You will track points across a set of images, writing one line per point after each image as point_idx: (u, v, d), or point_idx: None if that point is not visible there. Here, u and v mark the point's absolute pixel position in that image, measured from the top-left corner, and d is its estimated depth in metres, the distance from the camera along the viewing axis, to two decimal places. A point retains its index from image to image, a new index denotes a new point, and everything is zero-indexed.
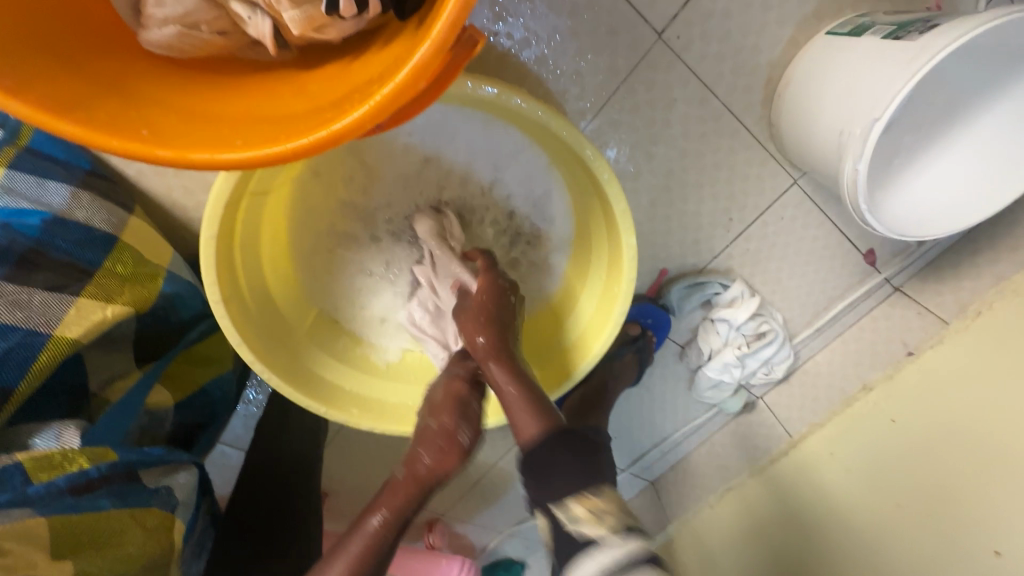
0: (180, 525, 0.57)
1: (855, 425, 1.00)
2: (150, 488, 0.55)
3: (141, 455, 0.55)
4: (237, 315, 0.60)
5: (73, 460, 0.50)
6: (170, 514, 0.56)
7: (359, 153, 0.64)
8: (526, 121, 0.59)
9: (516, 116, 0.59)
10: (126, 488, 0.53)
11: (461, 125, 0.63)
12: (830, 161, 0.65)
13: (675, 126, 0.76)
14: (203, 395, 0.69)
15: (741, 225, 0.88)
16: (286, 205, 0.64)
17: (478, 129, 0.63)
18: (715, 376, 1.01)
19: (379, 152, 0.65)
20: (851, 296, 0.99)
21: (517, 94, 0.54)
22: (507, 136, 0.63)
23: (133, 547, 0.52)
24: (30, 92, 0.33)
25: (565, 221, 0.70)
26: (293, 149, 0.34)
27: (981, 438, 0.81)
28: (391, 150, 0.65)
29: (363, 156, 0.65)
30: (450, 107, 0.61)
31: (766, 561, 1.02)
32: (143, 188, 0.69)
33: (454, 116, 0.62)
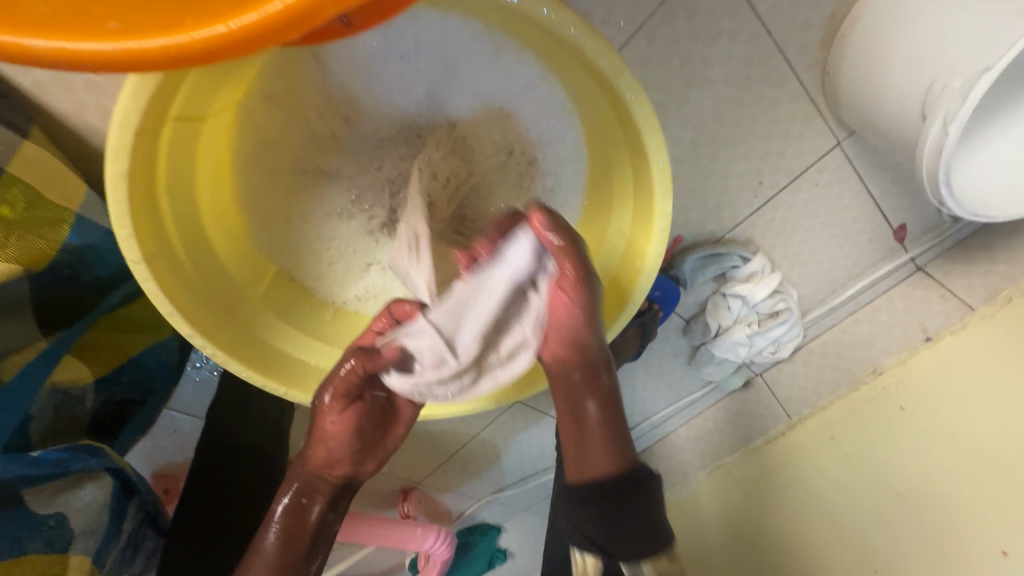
0: (81, 560, 0.44)
1: (860, 409, 0.95)
2: (35, 519, 0.41)
3: (31, 468, 0.41)
4: (167, 277, 0.47)
5: None
6: (61, 549, 0.42)
7: (326, 74, 0.50)
8: (547, 41, 0.45)
9: (534, 32, 0.45)
10: (0, 519, 0.39)
11: (461, 44, 0.48)
12: (908, 118, 0.54)
13: (714, 68, 0.63)
14: (135, 368, 0.58)
15: (771, 191, 0.77)
16: (230, 136, 0.50)
17: (482, 53, 0.49)
18: (720, 354, 0.94)
19: (355, 76, 0.50)
20: (872, 275, 0.91)
21: (547, 4, 0.41)
22: (519, 64, 0.49)
23: None
24: None
25: (580, 173, 0.57)
26: (206, 41, 0.21)
27: (997, 435, 0.76)
28: (371, 74, 0.50)
29: (333, 79, 0.50)
30: (445, 18, 0.46)
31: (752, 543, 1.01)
32: (45, 106, 0.54)
33: (453, 32, 0.48)
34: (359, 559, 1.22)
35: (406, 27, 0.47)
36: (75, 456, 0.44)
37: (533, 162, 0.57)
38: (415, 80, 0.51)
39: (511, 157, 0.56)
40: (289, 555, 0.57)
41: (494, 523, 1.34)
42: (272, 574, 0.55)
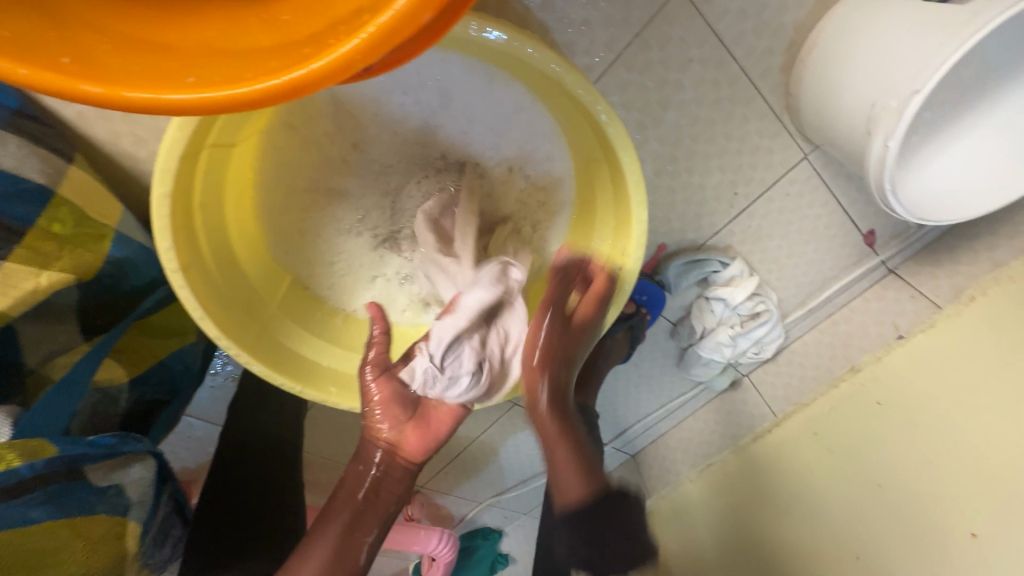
0: (135, 526, 0.50)
1: (839, 405, 1.00)
2: (98, 488, 0.47)
3: (88, 447, 0.47)
4: (199, 285, 0.53)
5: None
6: (120, 516, 0.49)
7: (340, 105, 0.56)
8: (532, 73, 0.52)
9: (523, 68, 0.52)
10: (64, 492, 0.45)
11: (459, 77, 0.55)
12: (858, 134, 0.61)
13: (687, 91, 0.70)
14: (163, 369, 0.63)
15: (745, 201, 0.84)
16: (255, 159, 0.56)
17: (477, 84, 0.56)
18: (706, 355, 0.99)
19: (365, 106, 0.57)
20: (846, 277, 0.97)
21: (531, 43, 0.47)
22: (510, 93, 0.56)
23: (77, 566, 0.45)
24: None
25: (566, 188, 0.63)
26: (261, 92, 0.27)
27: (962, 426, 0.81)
28: (379, 103, 0.57)
29: (345, 109, 0.57)
30: (445, 55, 0.53)
31: (739, 538, 1.06)
32: (86, 135, 0.60)
33: (452, 68, 0.54)
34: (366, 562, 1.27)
35: (409, 64, 0.54)
36: (122, 440, 0.51)
37: (524, 178, 0.63)
38: (417, 112, 0.58)
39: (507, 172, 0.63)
40: (352, 513, 0.63)
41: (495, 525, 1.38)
42: (342, 533, 0.61)
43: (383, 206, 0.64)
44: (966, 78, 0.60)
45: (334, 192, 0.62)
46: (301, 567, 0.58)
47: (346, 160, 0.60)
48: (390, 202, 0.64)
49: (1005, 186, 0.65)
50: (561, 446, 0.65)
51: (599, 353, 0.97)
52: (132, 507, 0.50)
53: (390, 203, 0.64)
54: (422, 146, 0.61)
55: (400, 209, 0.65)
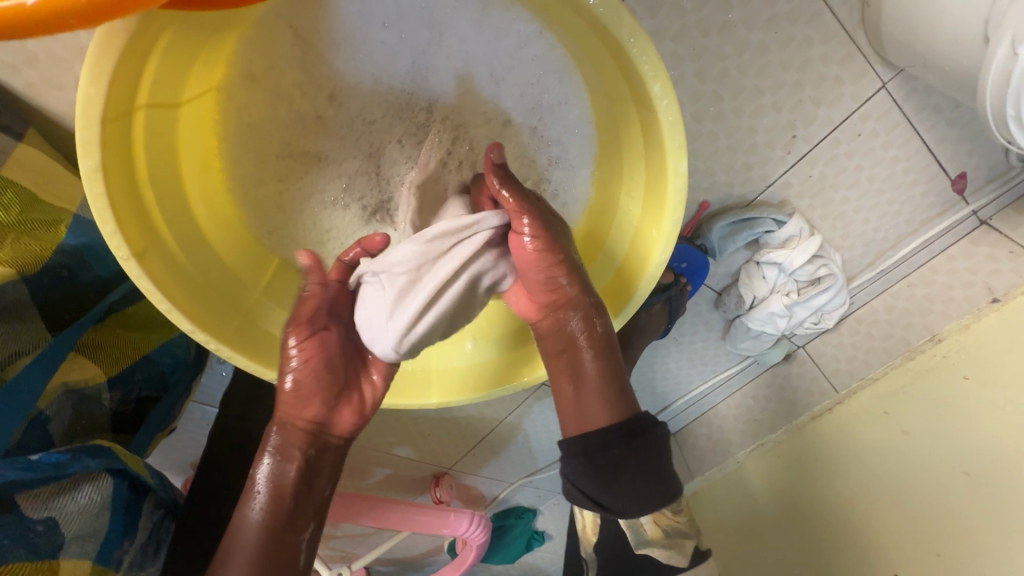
0: (77, 565, 0.41)
1: (916, 381, 0.87)
2: (29, 520, 0.39)
3: (24, 470, 0.40)
4: (160, 272, 0.45)
5: None
6: (50, 558, 0.39)
7: (306, 49, 0.47)
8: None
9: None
10: None
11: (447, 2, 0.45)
12: (963, 45, 0.47)
13: (734, 8, 0.57)
14: (150, 365, 0.58)
15: (806, 145, 0.70)
16: (213, 121, 0.47)
17: (468, 11, 0.46)
18: (756, 327, 0.87)
19: (337, 49, 0.48)
20: (927, 232, 0.82)
21: None
22: (509, 19, 0.46)
23: None
24: None
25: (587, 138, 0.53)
26: None
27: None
28: (356, 44, 0.48)
29: (312, 52, 0.47)
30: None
31: (801, 529, 0.96)
32: (37, 106, 0.53)
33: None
34: (396, 544, 1.24)
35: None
36: (74, 457, 0.43)
37: (531, 128, 0.53)
38: (400, 52, 0.49)
39: (507, 125, 0.53)
40: (278, 528, 0.51)
41: (528, 506, 1.33)
42: (266, 542, 0.50)
43: (371, 171, 0.55)
44: None
45: (310, 157, 0.53)
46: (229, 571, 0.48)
47: (322, 118, 0.51)
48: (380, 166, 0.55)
49: None
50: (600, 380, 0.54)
51: (633, 330, 0.86)
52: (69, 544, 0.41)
53: (379, 166, 0.55)
54: (408, 96, 0.51)
55: (392, 174, 0.55)
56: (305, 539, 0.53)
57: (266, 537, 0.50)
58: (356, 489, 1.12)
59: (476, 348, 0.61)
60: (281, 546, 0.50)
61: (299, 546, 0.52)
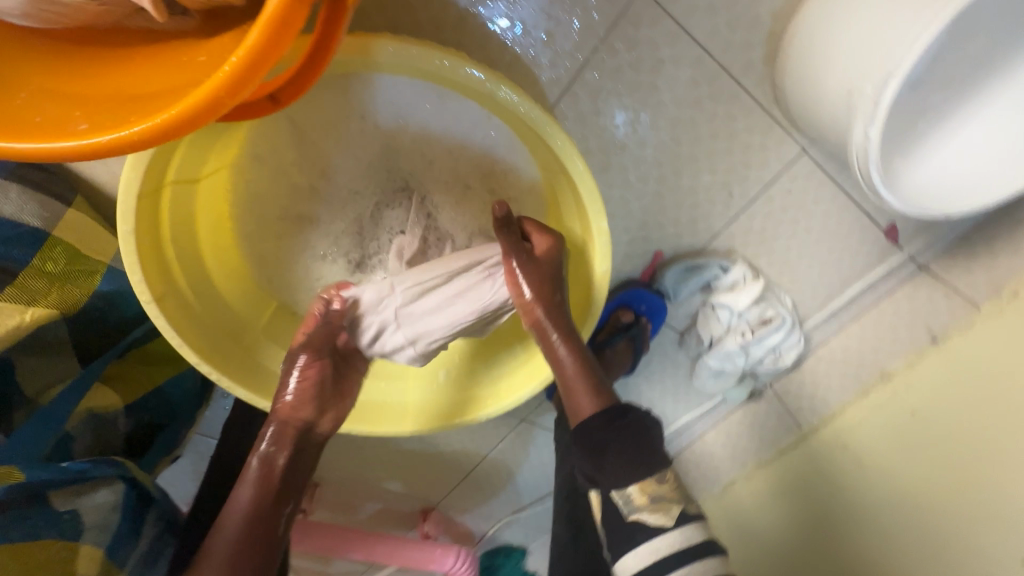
0: (89, 549, 0.52)
1: (872, 416, 0.92)
2: (58, 511, 0.51)
3: (59, 473, 0.52)
4: (176, 314, 0.55)
5: None
6: (71, 541, 0.51)
7: (300, 135, 0.59)
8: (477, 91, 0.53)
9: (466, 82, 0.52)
10: (25, 515, 0.48)
11: (411, 98, 0.57)
12: (839, 125, 0.57)
13: (663, 91, 0.68)
14: (161, 395, 0.68)
15: (743, 202, 0.79)
16: (226, 194, 0.59)
17: (429, 104, 0.57)
18: (717, 364, 0.93)
19: (326, 134, 0.59)
20: (869, 277, 0.89)
21: (441, 53, 0.49)
22: (461, 107, 0.57)
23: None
24: None
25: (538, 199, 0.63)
26: (135, 136, 0.28)
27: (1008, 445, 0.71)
28: (341, 130, 0.59)
29: (305, 139, 0.59)
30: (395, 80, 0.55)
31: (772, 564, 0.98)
32: (86, 179, 0.65)
33: (403, 90, 0.56)
34: None
35: (360, 91, 0.56)
36: (95, 466, 0.55)
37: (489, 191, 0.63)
38: (379, 143, 0.60)
39: (468, 189, 0.63)
40: (260, 509, 0.56)
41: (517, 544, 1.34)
42: (249, 522, 0.55)
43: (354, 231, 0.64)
44: (973, 52, 0.55)
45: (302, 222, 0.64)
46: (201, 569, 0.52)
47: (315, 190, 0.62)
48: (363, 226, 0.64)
49: None
50: (583, 394, 0.62)
51: (601, 366, 0.94)
52: (86, 531, 0.52)
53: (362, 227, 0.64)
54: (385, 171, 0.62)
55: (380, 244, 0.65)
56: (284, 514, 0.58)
57: (247, 513, 0.55)
58: (347, 522, 1.17)
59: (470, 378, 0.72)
60: (262, 543, 0.55)
61: (278, 522, 0.57)
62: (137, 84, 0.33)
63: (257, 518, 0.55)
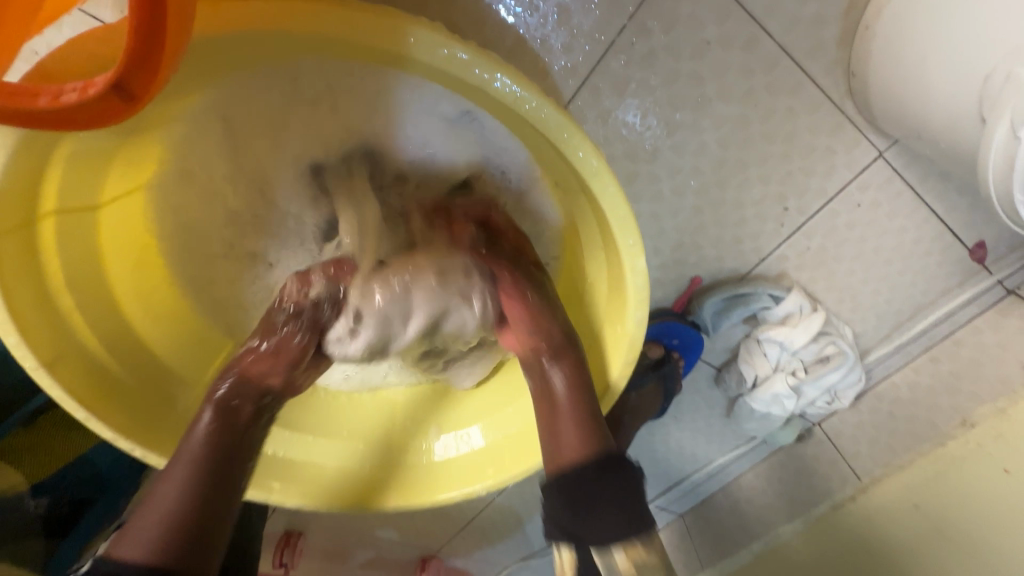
0: None
1: (947, 472, 0.76)
2: None
3: None
4: (82, 379, 0.43)
5: None
6: None
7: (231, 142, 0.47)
8: (454, 81, 0.40)
9: (429, 65, 0.39)
10: None
11: (364, 91, 0.45)
12: (965, 128, 0.42)
13: (707, 83, 0.54)
14: (85, 467, 0.55)
15: (801, 218, 0.65)
16: (145, 220, 0.47)
17: (386, 98, 0.45)
18: (760, 408, 0.79)
19: (260, 139, 0.47)
20: (945, 304, 0.75)
21: (409, 29, 0.36)
22: (429, 101, 0.45)
23: None
24: None
25: (535, 208, 0.52)
26: None
27: None
28: (279, 135, 0.48)
29: (234, 146, 0.47)
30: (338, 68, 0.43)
31: None
32: None
33: (352, 80, 0.44)
34: None
35: (296, 82, 0.44)
36: None
37: (470, 202, 0.52)
38: (324, 151, 0.49)
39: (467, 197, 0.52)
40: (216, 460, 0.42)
41: None
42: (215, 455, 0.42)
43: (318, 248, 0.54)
44: None
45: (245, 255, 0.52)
46: (168, 478, 0.41)
47: (258, 217, 0.51)
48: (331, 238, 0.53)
49: None
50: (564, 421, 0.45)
51: (624, 409, 0.80)
52: None
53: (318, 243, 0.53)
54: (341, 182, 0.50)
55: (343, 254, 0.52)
56: (239, 478, 0.44)
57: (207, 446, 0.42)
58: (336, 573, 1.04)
59: (481, 440, 0.58)
60: (214, 488, 0.41)
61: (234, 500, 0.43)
62: None
63: (237, 432, 0.44)
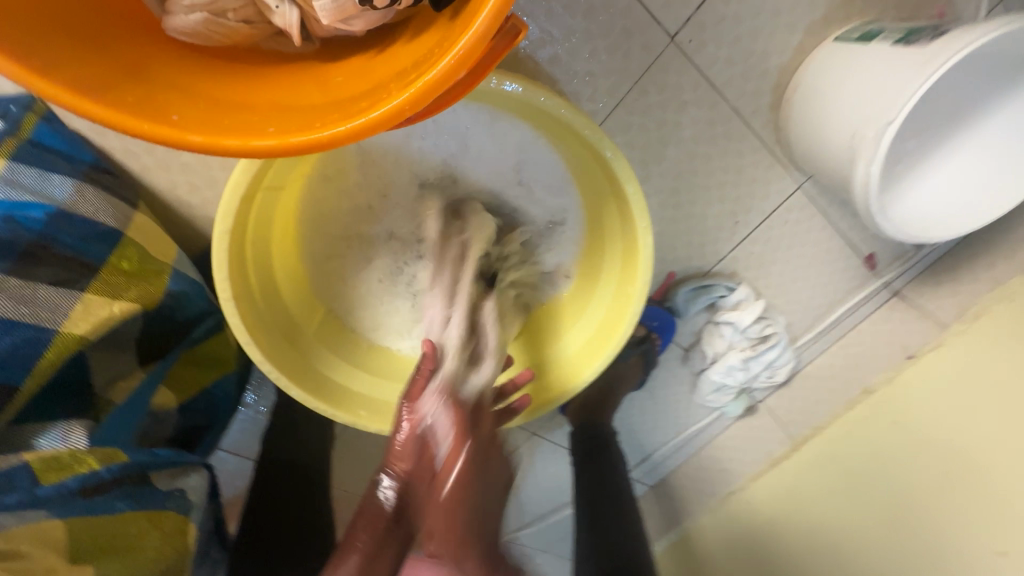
0: (191, 523, 0.62)
1: (851, 429, 1.02)
2: (162, 490, 0.59)
3: (151, 457, 0.59)
4: (247, 314, 0.60)
5: (83, 462, 0.54)
6: (183, 516, 0.61)
7: (368, 152, 0.64)
8: (534, 112, 0.60)
9: (519, 100, 0.59)
10: (136, 494, 0.57)
11: (468, 121, 0.63)
12: (842, 165, 0.67)
13: (684, 129, 0.77)
14: (207, 396, 0.70)
15: (747, 229, 0.88)
16: (298, 199, 0.64)
17: (472, 126, 0.64)
18: (718, 380, 1.01)
19: (385, 153, 0.65)
20: (853, 300, 0.98)
21: (508, 78, 0.55)
22: (505, 129, 0.64)
23: (150, 552, 0.56)
24: (80, 79, 0.33)
25: (570, 209, 0.70)
26: (319, 139, 0.34)
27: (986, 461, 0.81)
28: (401, 151, 0.65)
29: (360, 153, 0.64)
30: (460, 106, 0.62)
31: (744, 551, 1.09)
32: (147, 185, 0.68)
33: (465, 114, 0.63)
34: None
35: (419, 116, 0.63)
36: (178, 453, 0.62)
37: (526, 202, 0.70)
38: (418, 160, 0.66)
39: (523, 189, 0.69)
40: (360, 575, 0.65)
41: None
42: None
43: (408, 215, 0.69)
44: (942, 109, 0.68)
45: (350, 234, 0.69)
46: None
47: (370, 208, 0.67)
48: (414, 213, 0.69)
49: (992, 197, 0.71)
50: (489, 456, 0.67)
51: (614, 378, 1.00)
52: (192, 508, 0.62)
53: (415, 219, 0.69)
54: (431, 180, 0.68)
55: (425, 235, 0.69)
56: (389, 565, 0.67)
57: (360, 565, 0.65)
58: None
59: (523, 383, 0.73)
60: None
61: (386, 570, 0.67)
62: (302, 98, 0.39)
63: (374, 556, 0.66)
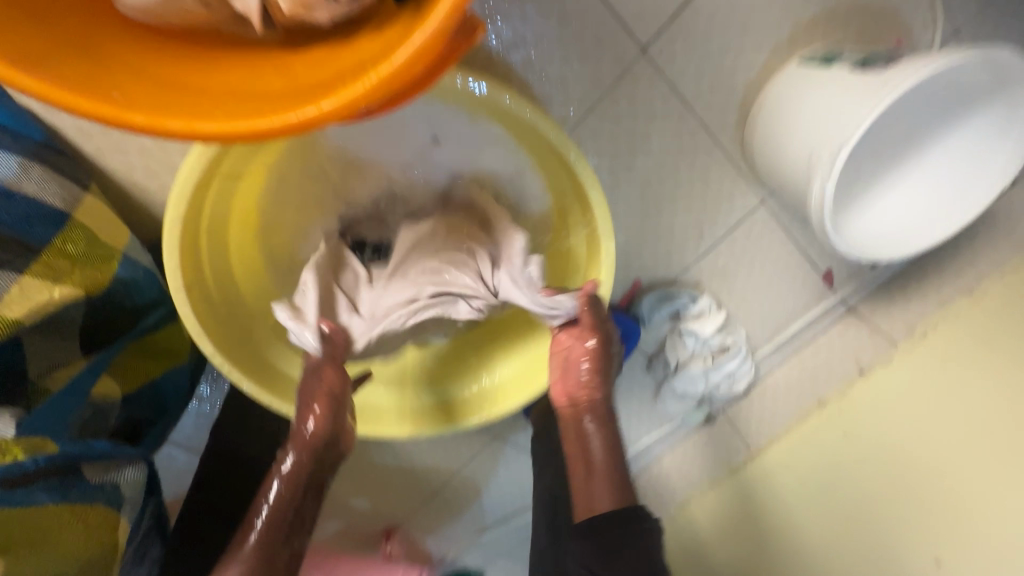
0: (123, 521, 0.59)
1: (807, 439, 1.04)
2: (93, 484, 0.56)
3: (85, 448, 0.56)
4: (197, 301, 0.60)
5: (9, 451, 0.51)
6: (113, 511, 0.57)
7: (338, 142, 0.64)
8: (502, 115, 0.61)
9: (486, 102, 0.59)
10: (67, 483, 0.54)
11: (439, 119, 0.63)
12: (800, 181, 0.69)
13: (653, 140, 0.78)
14: (153, 389, 0.68)
15: (711, 240, 0.90)
16: (261, 188, 0.64)
17: (442, 124, 0.64)
18: (681, 387, 1.03)
19: (354, 147, 0.65)
20: (809, 313, 1.00)
21: (477, 79, 0.56)
22: (476, 129, 0.64)
23: (75, 546, 0.53)
24: (20, 51, 0.32)
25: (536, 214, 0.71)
26: (267, 127, 0.33)
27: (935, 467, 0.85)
28: (370, 144, 0.65)
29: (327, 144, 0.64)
30: (432, 102, 0.62)
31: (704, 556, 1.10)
32: (100, 166, 0.66)
33: (437, 110, 0.63)
34: None
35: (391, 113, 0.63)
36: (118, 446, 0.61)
37: None
38: (386, 155, 0.66)
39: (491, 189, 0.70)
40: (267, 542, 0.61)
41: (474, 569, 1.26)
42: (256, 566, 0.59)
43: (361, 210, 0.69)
44: (894, 134, 0.72)
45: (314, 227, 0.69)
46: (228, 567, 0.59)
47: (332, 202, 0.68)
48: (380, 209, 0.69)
49: (947, 219, 0.73)
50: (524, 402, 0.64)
51: None
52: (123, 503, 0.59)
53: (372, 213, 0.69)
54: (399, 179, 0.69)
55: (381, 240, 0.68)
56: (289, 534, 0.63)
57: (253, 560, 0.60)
58: None
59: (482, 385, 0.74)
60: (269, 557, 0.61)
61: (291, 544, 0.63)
62: (258, 85, 0.38)
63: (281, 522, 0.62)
